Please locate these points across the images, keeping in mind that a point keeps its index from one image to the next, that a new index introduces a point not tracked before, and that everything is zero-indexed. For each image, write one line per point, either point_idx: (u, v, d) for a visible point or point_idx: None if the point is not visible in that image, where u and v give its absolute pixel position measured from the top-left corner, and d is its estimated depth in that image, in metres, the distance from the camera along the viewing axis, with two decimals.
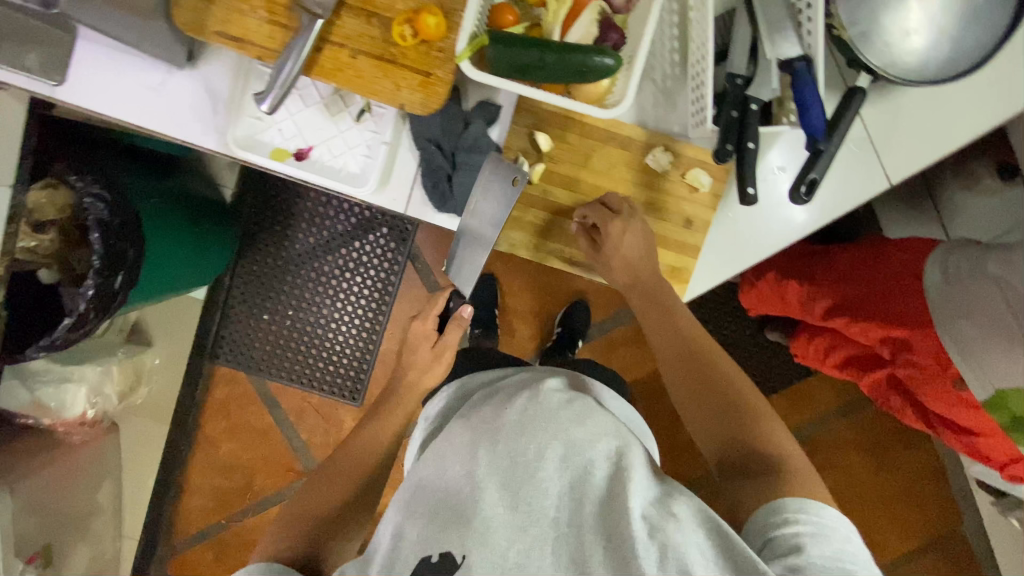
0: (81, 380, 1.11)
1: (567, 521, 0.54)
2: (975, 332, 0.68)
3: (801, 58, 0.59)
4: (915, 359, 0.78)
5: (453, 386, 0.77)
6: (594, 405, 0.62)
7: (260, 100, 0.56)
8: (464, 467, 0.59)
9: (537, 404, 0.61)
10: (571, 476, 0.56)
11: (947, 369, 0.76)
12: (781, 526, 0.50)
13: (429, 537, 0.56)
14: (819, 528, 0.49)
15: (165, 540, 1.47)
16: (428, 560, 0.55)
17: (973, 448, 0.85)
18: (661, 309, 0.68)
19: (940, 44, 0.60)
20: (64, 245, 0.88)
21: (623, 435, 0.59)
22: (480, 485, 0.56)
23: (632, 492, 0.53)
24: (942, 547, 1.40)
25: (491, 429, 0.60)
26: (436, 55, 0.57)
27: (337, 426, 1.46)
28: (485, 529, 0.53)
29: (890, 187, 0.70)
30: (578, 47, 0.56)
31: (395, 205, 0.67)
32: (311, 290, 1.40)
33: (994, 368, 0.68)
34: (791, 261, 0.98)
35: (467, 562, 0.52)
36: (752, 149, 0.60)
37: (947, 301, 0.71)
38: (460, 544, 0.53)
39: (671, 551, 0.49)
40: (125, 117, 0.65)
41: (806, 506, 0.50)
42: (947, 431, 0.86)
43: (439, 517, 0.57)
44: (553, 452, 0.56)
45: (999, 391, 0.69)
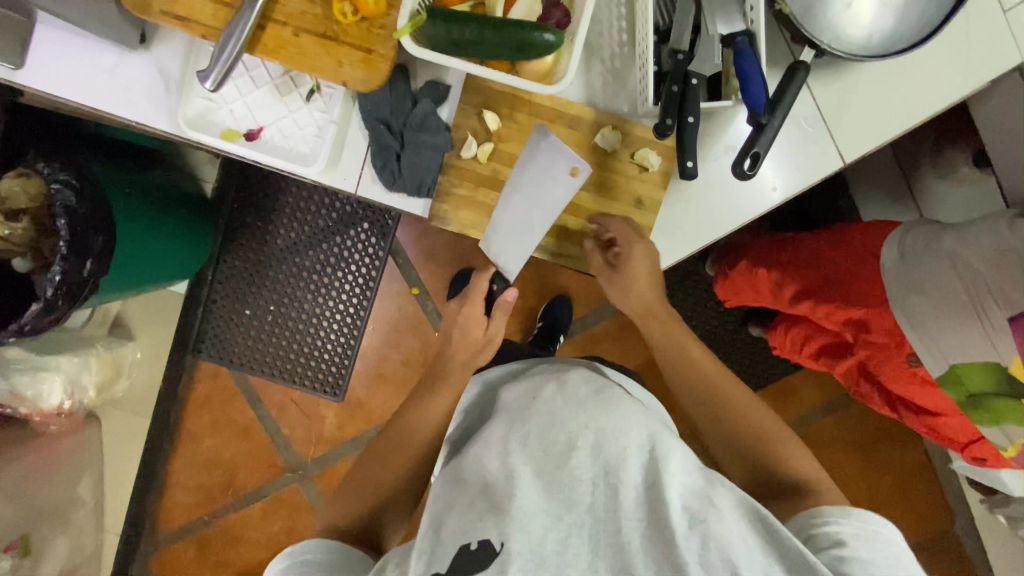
0: (58, 370, 1.13)
1: (603, 511, 0.51)
2: (928, 308, 0.69)
3: (743, 32, 0.59)
4: (872, 337, 0.79)
5: (481, 381, 0.76)
6: (624, 394, 0.60)
7: (203, 77, 0.57)
8: (500, 459, 0.56)
9: (566, 394, 0.60)
10: (604, 463, 0.53)
11: (903, 348, 0.76)
12: (816, 528, 0.51)
13: (465, 526, 0.52)
14: (853, 534, 0.49)
15: (148, 536, 1.46)
16: (465, 548, 0.50)
17: (933, 427, 0.86)
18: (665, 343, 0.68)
19: (883, 18, 0.60)
20: (36, 233, 0.89)
21: (654, 422, 0.57)
22: (515, 475, 0.54)
23: (669, 479, 0.51)
24: (933, 547, 1.37)
25: (523, 419, 0.59)
26: (377, 32, 0.58)
27: (319, 422, 1.46)
28: (522, 516, 0.50)
29: (845, 166, 0.70)
30: (516, 23, 0.56)
31: (345, 184, 0.68)
32: (295, 285, 1.40)
33: (949, 346, 0.69)
34: (763, 249, 0.98)
35: (506, 549, 0.48)
36: (692, 123, 0.59)
37: (902, 277, 0.71)
38: (498, 531, 0.49)
39: (716, 543, 0.46)
40: (82, 99, 0.67)
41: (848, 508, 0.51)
42: (910, 413, 0.87)
43: (478, 507, 0.53)
44: (585, 441, 0.54)
45: (953, 368, 0.70)
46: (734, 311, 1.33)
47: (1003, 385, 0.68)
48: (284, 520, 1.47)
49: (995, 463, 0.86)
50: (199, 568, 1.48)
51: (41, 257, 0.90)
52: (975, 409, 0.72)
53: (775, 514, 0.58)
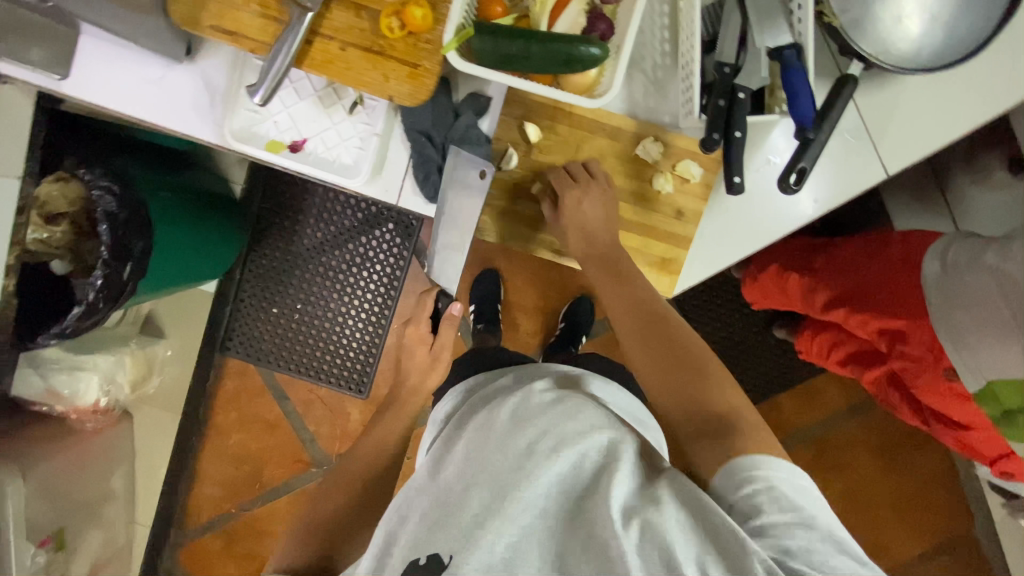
0: (94, 368, 1.15)
1: (555, 516, 0.52)
2: (970, 323, 0.68)
3: (791, 46, 0.59)
4: (908, 350, 0.78)
5: (461, 388, 0.77)
6: (586, 399, 0.61)
7: (254, 92, 0.57)
8: (459, 471, 0.59)
9: (528, 403, 0.61)
10: (559, 470, 0.54)
11: (939, 362, 0.76)
12: (741, 486, 0.51)
13: (418, 539, 0.55)
14: (770, 483, 0.50)
15: (177, 528, 1.50)
16: (414, 563, 0.53)
17: (963, 440, 0.85)
18: (617, 277, 0.67)
19: (933, 32, 0.59)
20: (75, 236, 0.91)
21: (613, 427, 0.58)
22: (468, 487, 0.56)
23: (616, 481, 0.52)
24: (953, 550, 1.37)
25: (487, 430, 0.60)
26: (423, 47, 0.58)
27: (343, 418, 1.48)
28: (470, 527, 0.52)
29: (888, 177, 0.69)
30: (563, 38, 0.56)
31: (387, 195, 0.69)
32: (308, 284, 1.42)
33: (986, 362, 0.68)
34: (794, 255, 0.97)
35: (451, 562, 0.50)
36: (739, 138, 0.59)
37: (944, 291, 0.71)
38: (445, 545, 0.52)
39: (653, 532, 0.47)
40: (127, 110, 0.68)
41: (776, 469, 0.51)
42: (939, 425, 0.86)
43: (430, 519, 0.56)
44: (541, 448, 0.55)
45: (989, 383, 0.69)
46: (759, 314, 1.33)
47: None
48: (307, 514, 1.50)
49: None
50: (225, 559, 1.51)
51: (80, 260, 0.92)
52: (1009, 425, 0.70)
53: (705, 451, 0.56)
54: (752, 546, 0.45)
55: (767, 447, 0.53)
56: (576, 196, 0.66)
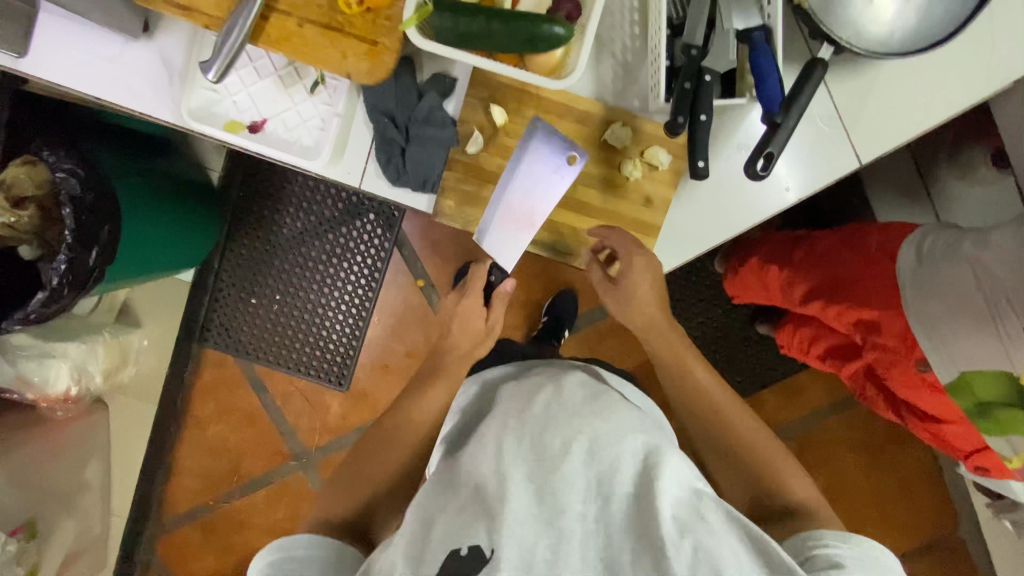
0: (65, 356, 1.13)
1: (594, 520, 0.51)
2: (942, 310, 0.67)
3: (760, 28, 0.57)
4: (883, 341, 0.77)
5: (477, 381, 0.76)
6: (619, 401, 0.61)
7: (207, 68, 0.56)
8: (492, 459, 0.56)
9: (561, 398, 0.60)
10: (598, 471, 0.53)
11: (913, 352, 0.75)
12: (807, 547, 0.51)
13: (451, 529, 0.51)
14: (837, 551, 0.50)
15: (154, 519, 1.48)
16: (455, 553, 0.48)
17: (937, 434, 0.84)
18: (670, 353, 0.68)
19: (905, 15, 0.58)
20: (43, 221, 0.89)
21: (649, 430, 0.58)
22: (506, 478, 0.53)
23: (661, 489, 0.50)
24: (937, 550, 1.36)
25: (518, 417, 0.59)
26: (383, 23, 0.57)
27: (323, 411, 1.47)
28: (511, 522, 0.49)
29: (861, 166, 0.68)
30: (525, 16, 0.55)
31: (349, 178, 0.67)
32: (288, 275, 1.40)
33: (958, 353, 0.68)
34: (775, 247, 0.96)
35: (495, 556, 0.47)
36: (704, 121, 0.58)
37: (920, 281, 0.69)
38: (488, 537, 0.48)
39: (705, 554, 0.46)
40: (86, 89, 0.66)
41: (846, 537, 0.51)
42: (914, 418, 0.85)
43: (466, 509, 0.52)
44: (581, 447, 0.54)
45: (963, 375, 0.68)
46: (741, 310, 1.31)
47: (1012, 392, 0.66)
48: (287, 507, 1.48)
49: (998, 473, 0.84)
50: (203, 552, 1.49)
51: (48, 246, 0.90)
52: (981, 418, 0.70)
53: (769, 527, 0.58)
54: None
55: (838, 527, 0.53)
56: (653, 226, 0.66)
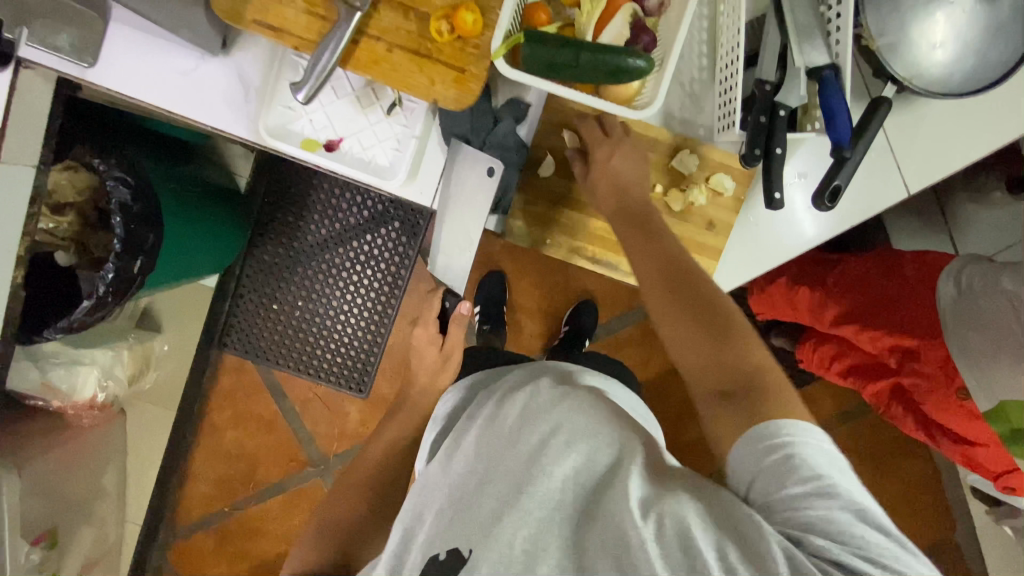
0: (92, 363, 1.12)
1: (569, 507, 0.53)
2: (984, 343, 0.72)
3: (829, 66, 0.60)
4: (922, 367, 0.82)
5: (464, 384, 0.78)
6: (593, 395, 0.62)
7: (297, 89, 0.57)
8: (474, 465, 0.60)
9: (537, 399, 0.62)
10: (572, 465, 0.55)
11: (953, 381, 0.79)
12: (762, 457, 0.47)
13: (435, 537, 0.56)
14: (790, 449, 0.46)
15: (169, 525, 1.47)
16: (434, 558, 0.54)
17: (969, 455, 0.88)
18: (644, 232, 0.62)
19: (963, 57, 0.61)
20: (83, 227, 0.90)
21: (624, 425, 0.58)
22: (483, 483, 0.57)
23: (632, 476, 0.51)
24: (936, 554, 1.41)
25: (495, 427, 0.62)
26: (471, 52, 0.58)
27: (343, 417, 1.48)
28: (492, 522, 0.52)
29: (908, 195, 0.71)
30: (611, 49, 0.57)
31: (421, 198, 0.69)
32: (308, 282, 1.40)
33: (998, 379, 0.72)
34: (803, 269, 1.00)
35: (472, 556, 0.52)
36: (780, 154, 0.61)
37: (963, 315, 0.74)
38: (466, 540, 0.53)
39: (673, 518, 0.46)
40: (158, 102, 0.66)
41: (794, 430, 0.47)
42: (946, 440, 0.89)
43: (446, 514, 0.57)
44: (556, 440, 0.56)
45: (1000, 403, 0.72)
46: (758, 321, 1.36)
47: None
48: (303, 513, 1.48)
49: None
50: (217, 558, 1.48)
51: (86, 253, 0.90)
52: (1015, 444, 0.73)
53: (723, 416, 0.51)
54: (767, 529, 0.43)
55: (793, 412, 0.49)
56: (626, 170, 0.64)
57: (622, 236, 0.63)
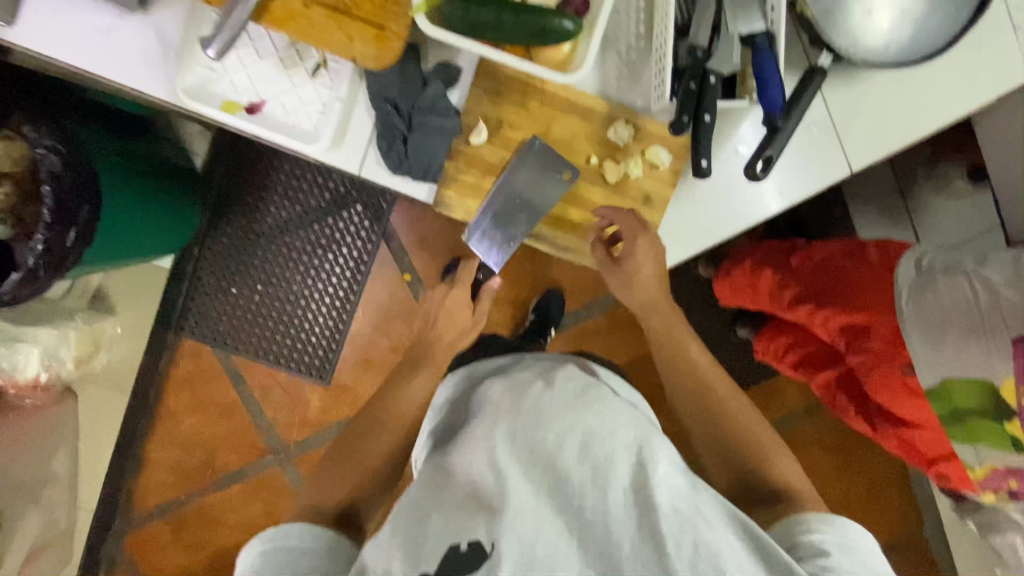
0: (35, 341, 1.10)
1: (593, 512, 0.50)
2: (937, 309, 0.70)
3: (763, 33, 0.58)
4: (872, 345, 0.80)
5: (464, 372, 0.75)
6: (609, 394, 0.58)
7: (206, 45, 0.55)
8: (485, 453, 0.55)
9: (553, 393, 0.58)
10: (592, 465, 0.52)
11: (899, 355, 0.77)
12: (799, 535, 0.50)
13: (454, 524, 0.50)
14: (829, 535, 0.49)
15: (123, 514, 1.43)
16: (455, 549, 0.49)
17: (906, 440, 0.87)
18: (674, 345, 0.67)
19: (900, 27, 0.60)
20: (18, 199, 0.86)
21: (642, 425, 0.55)
22: (500, 474, 0.52)
23: (657, 483, 0.49)
24: (904, 551, 1.40)
25: (509, 415, 0.57)
26: (391, 8, 0.56)
27: (303, 405, 1.44)
28: (513, 514, 0.49)
29: (852, 173, 0.70)
30: (536, 8, 0.55)
31: (348, 164, 0.66)
32: (268, 266, 1.37)
33: (944, 351, 0.70)
34: (771, 250, 0.99)
35: (496, 550, 0.47)
36: (708, 121, 0.59)
37: (919, 292, 0.72)
38: (487, 531, 0.48)
39: (708, 551, 0.46)
40: (73, 60, 0.63)
41: (830, 518, 0.51)
42: (885, 424, 0.88)
43: (468, 503, 0.52)
44: (572, 441, 0.53)
45: (944, 379, 0.71)
46: (724, 311, 1.34)
47: (989, 405, 0.68)
48: (263, 502, 1.45)
49: (958, 483, 0.88)
50: (174, 548, 1.45)
51: (22, 224, 0.85)
52: (956, 425, 0.73)
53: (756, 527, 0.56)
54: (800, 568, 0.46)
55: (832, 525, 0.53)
56: None
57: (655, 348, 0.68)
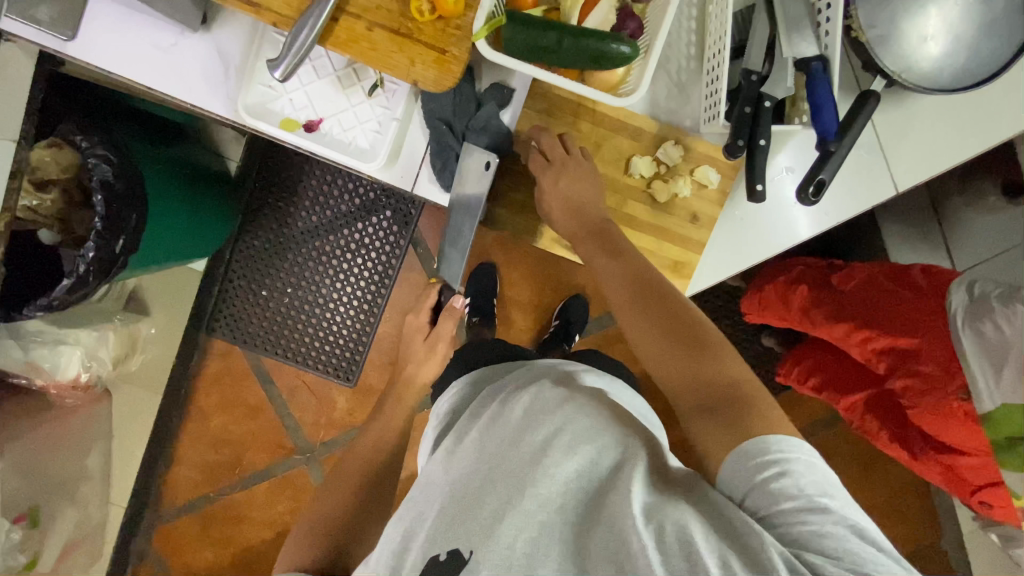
0: (77, 343, 1.12)
1: (574, 511, 0.52)
2: (998, 337, 0.69)
3: (817, 58, 0.59)
4: (920, 368, 0.80)
5: (465, 381, 0.74)
6: (594, 392, 0.59)
7: (273, 67, 0.56)
8: (475, 463, 0.58)
9: (537, 396, 0.59)
10: (576, 466, 0.53)
11: (953, 380, 0.77)
12: (751, 477, 0.45)
13: (438, 534, 0.55)
14: (780, 467, 0.44)
15: (153, 510, 1.46)
16: (434, 560, 0.54)
17: (952, 467, 0.87)
18: (612, 250, 0.63)
19: (954, 52, 0.61)
20: (66, 205, 0.88)
21: (630, 424, 0.56)
22: (486, 482, 0.55)
23: (635, 478, 0.50)
24: (924, 562, 1.40)
25: (497, 423, 0.59)
26: (453, 33, 0.57)
27: (330, 406, 1.46)
28: (490, 524, 0.52)
29: (897, 194, 0.70)
30: (595, 33, 0.56)
31: (401, 181, 0.68)
32: (296, 269, 1.39)
33: (1004, 383, 0.69)
34: (807, 270, 1.01)
35: (474, 559, 0.51)
36: (764, 146, 0.60)
37: (973, 317, 0.72)
38: (466, 541, 0.53)
39: (675, 524, 0.45)
40: (133, 76, 0.65)
41: (770, 440, 0.46)
42: (930, 449, 0.88)
43: (447, 514, 0.56)
44: (557, 443, 0.54)
45: (1001, 406, 0.70)
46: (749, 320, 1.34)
47: None
48: (288, 501, 1.48)
49: (1000, 511, 0.87)
50: (201, 544, 1.48)
51: (69, 231, 0.89)
52: (1005, 454, 0.72)
53: (703, 431, 0.51)
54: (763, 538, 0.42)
55: (780, 422, 0.48)
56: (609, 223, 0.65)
57: (591, 256, 0.64)
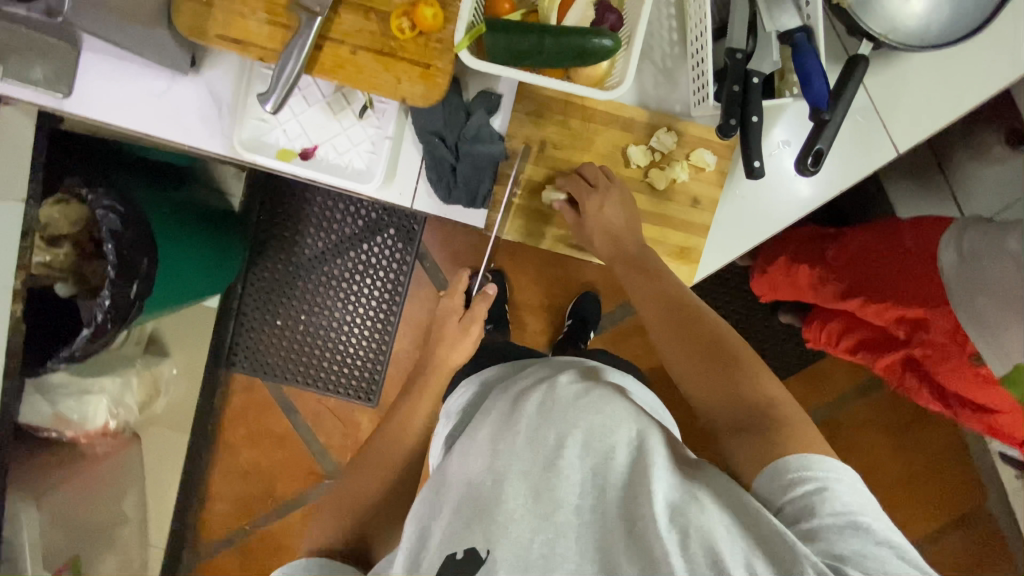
0: (101, 391, 1.16)
1: (593, 510, 0.53)
2: (992, 307, 0.71)
3: (801, 28, 0.59)
4: (931, 337, 0.82)
5: (476, 380, 0.75)
6: (611, 390, 0.60)
7: (264, 100, 0.56)
8: (486, 463, 0.58)
9: (554, 397, 0.60)
10: (592, 464, 0.54)
11: (965, 348, 0.80)
12: (787, 490, 0.48)
13: (452, 535, 0.55)
14: (820, 484, 0.47)
15: (191, 547, 1.48)
16: (452, 557, 0.53)
17: (992, 424, 0.88)
18: (648, 274, 0.65)
19: (938, 8, 0.60)
20: (78, 257, 0.89)
21: (642, 418, 0.57)
22: (500, 480, 0.55)
23: (655, 476, 0.51)
24: (971, 526, 1.37)
25: (511, 422, 0.59)
26: (434, 46, 0.58)
27: (354, 428, 1.47)
28: (506, 523, 0.53)
29: (898, 155, 0.69)
30: (575, 30, 0.56)
31: (402, 199, 0.69)
32: (309, 295, 1.40)
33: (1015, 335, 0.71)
34: (801, 244, 0.98)
35: (491, 557, 0.52)
36: (755, 122, 0.59)
37: (970, 283, 0.73)
38: (483, 539, 0.52)
39: (697, 532, 0.46)
40: (129, 124, 0.67)
41: (814, 462, 0.48)
42: (966, 412, 0.89)
43: (464, 512, 0.55)
44: (573, 443, 0.55)
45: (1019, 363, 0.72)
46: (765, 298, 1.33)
47: None
48: None
49: None
50: None
51: (83, 282, 0.89)
52: None
53: (740, 449, 0.53)
54: (801, 549, 0.43)
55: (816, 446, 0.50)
56: (596, 199, 0.65)
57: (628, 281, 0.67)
